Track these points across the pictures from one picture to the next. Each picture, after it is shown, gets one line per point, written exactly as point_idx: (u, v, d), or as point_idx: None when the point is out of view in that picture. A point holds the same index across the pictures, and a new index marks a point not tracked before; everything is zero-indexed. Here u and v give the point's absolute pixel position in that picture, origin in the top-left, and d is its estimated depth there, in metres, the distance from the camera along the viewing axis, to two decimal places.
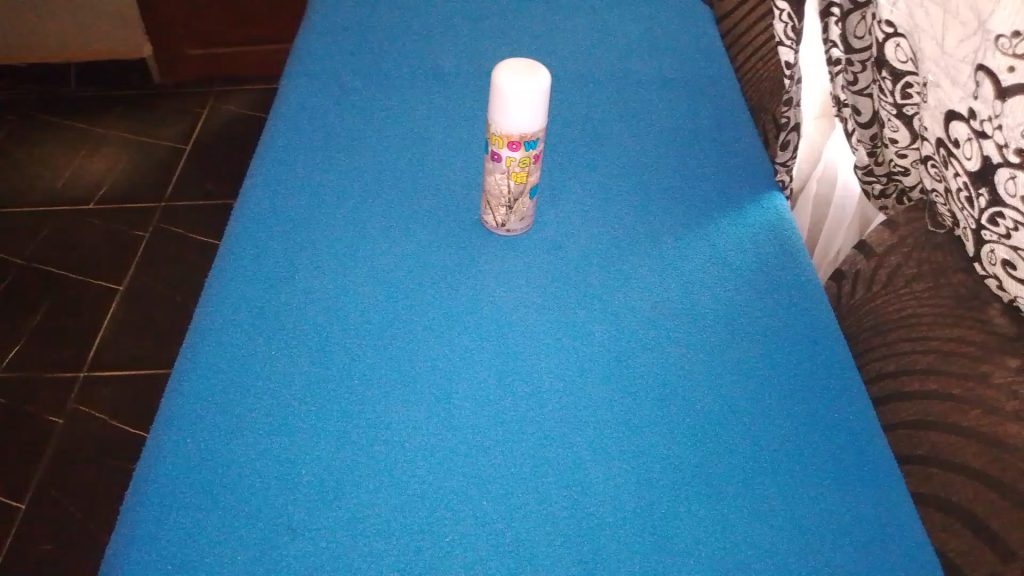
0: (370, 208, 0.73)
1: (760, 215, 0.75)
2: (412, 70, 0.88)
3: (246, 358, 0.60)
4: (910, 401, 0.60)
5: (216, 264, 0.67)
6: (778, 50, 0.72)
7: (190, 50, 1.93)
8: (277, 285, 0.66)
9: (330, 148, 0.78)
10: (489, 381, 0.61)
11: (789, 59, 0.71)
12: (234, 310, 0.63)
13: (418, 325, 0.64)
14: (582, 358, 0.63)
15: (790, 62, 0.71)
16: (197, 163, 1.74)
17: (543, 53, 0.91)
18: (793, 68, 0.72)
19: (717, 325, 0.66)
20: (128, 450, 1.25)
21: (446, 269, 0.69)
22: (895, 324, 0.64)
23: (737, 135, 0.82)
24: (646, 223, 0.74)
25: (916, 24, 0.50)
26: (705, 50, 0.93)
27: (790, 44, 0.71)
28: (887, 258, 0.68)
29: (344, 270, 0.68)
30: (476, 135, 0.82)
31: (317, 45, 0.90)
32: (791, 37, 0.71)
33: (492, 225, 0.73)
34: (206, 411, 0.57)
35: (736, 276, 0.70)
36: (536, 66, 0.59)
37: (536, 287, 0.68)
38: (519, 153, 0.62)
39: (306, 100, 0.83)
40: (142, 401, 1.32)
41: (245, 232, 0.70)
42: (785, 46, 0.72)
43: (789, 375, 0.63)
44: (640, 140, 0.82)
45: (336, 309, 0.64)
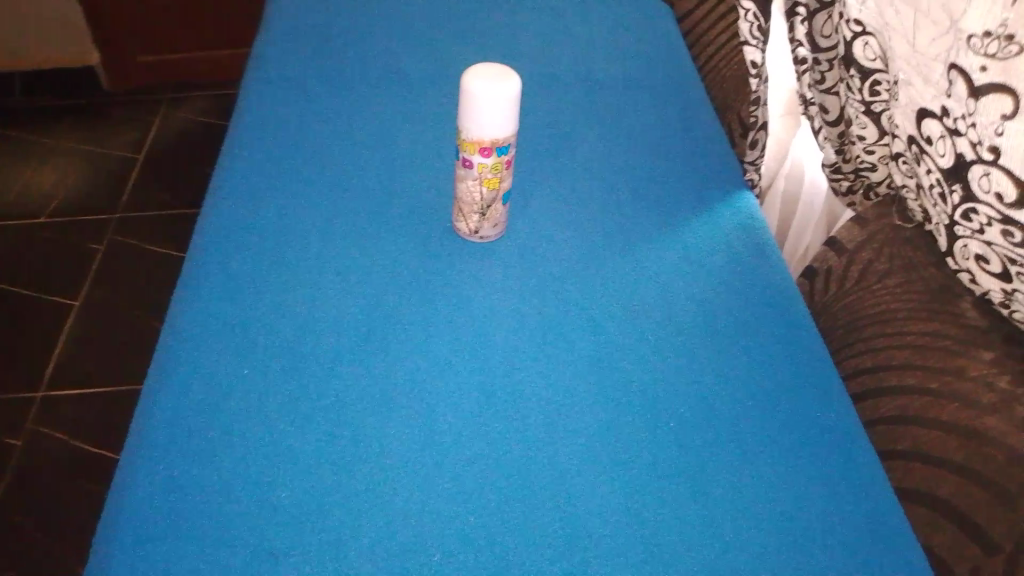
0: (340, 219, 0.72)
1: (731, 215, 0.75)
2: (377, 76, 0.87)
3: (218, 376, 0.58)
4: (889, 396, 0.61)
5: (183, 280, 0.65)
6: (744, 50, 0.72)
7: (140, 57, 1.89)
8: (248, 300, 0.64)
9: (296, 158, 0.77)
10: (470, 391, 0.60)
11: (756, 59, 0.71)
12: (203, 328, 0.61)
13: (396, 337, 0.63)
14: (563, 365, 0.62)
15: (757, 61, 0.71)
16: (153, 173, 1.70)
17: (509, 56, 0.90)
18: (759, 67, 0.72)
19: (697, 326, 0.66)
20: (96, 472, 1.21)
21: (421, 279, 0.68)
22: (870, 320, 0.65)
23: (705, 134, 0.82)
24: (620, 225, 0.74)
25: (886, 22, 0.50)
26: (668, 50, 0.93)
27: (756, 43, 0.71)
28: (858, 254, 0.69)
29: (316, 283, 0.66)
30: (444, 141, 0.81)
31: (279, 52, 0.88)
32: (757, 36, 0.71)
33: (464, 232, 0.72)
34: (178, 434, 0.55)
35: (711, 276, 0.70)
36: (506, 71, 0.59)
37: (514, 295, 0.67)
38: (491, 160, 0.61)
39: (269, 109, 0.81)
40: (108, 420, 1.28)
41: (212, 246, 0.68)
42: (751, 46, 0.71)
43: (769, 375, 0.63)
44: (609, 142, 0.81)
45: (311, 323, 0.63)
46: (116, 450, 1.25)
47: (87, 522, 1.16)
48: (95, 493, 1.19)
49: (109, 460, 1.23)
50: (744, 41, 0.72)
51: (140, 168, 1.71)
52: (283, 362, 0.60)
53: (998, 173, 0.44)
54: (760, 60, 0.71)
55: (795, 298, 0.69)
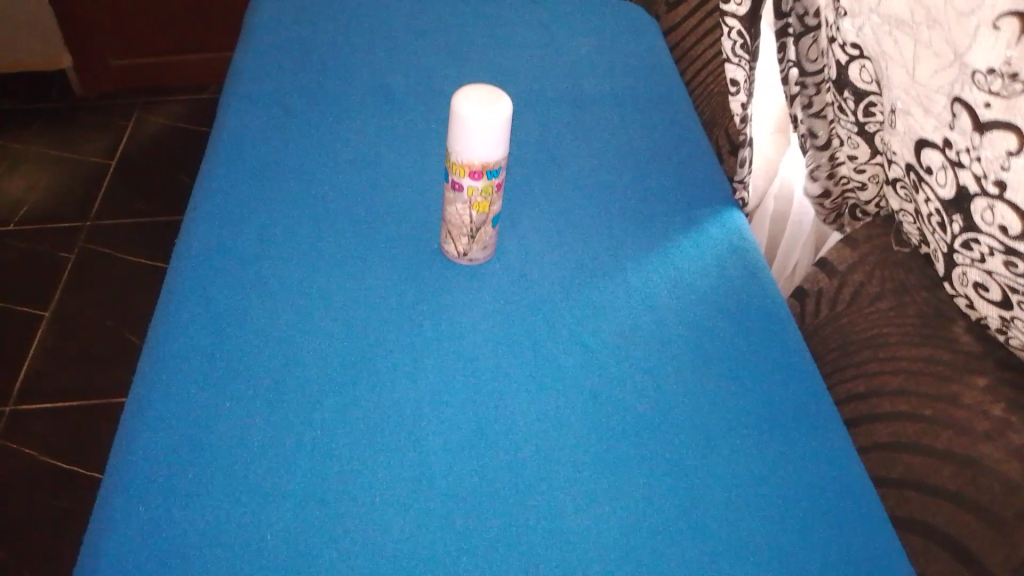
0: (325, 240, 0.70)
1: (721, 235, 0.74)
2: (359, 92, 0.85)
3: (200, 406, 0.56)
4: (882, 423, 0.60)
5: (162, 305, 0.63)
6: (725, 67, 0.68)
7: (113, 60, 1.85)
8: (228, 326, 0.62)
9: (278, 177, 0.75)
10: (459, 423, 0.58)
11: (737, 77, 0.68)
12: (183, 355, 0.59)
13: (382, 364, 0.61)
14: (554, 393, 0.61)
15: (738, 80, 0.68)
16: (126, 180, 1.66)
17: (494, 72, 0.89)
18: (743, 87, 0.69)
19: (689, 351, 0.65)
20: (77, 490, 1.19)
21: (409, 302, 0.66)
22: (863, 345, 0.64)
23: (693, 152, 0.82)
24: (610, 246, 0.73)
25: (883, 51, 0.50)
26: (654, 65, 0.92)
27: (738, 62, 0.67)
28: (850, 277, 0.68)
29: (299, 308, 0.64)
30: (429, 158, 0.79)
31: (258, 66, 0.86)
32: (740, 54, 0.67)
33: (452, 254, 0.70)
34: (157, 471, 0.52)
35: (702, 298, 0.69)
36: (497, 92, 0.57)
37: (502, 317, 0.66)
38: (481, 183, 0.59)
39: (249, 125, 0.79)
40: (87, 436, 1.25)
41: (192, 269, 0.65)
42: (733, 64, 0.68)
43: (762, 400, 0.62)
44: (598, 160, 0.80)
45: (294, 349, 0.61)
46: (98, 467, 1.22)
47: (68, 542, 1.13)
48: (76, 512, 1.16)
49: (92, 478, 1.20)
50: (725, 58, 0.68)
51: (113, 175, 1.67)
52: (266, 391, 0.58)
53: (1002, 207, 0.43)
54: (742, 79, 0.68)
55: (787, 320, 0.68)
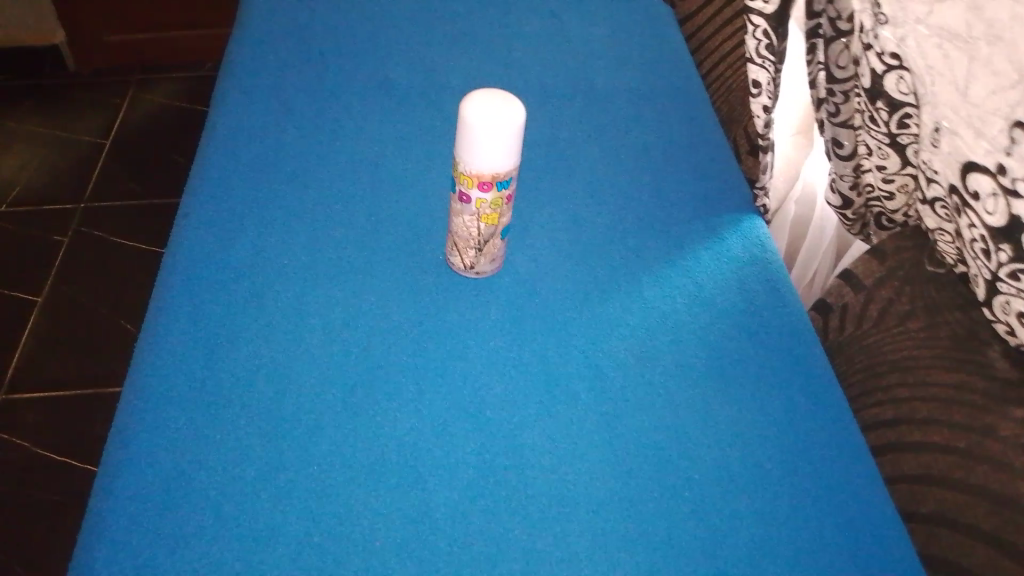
0: (323, 248, 0.66)
1: (742, 245, 0.70)
2: (361, 86, 0.81)
3: (189, 433, 0.53)
4: (910, 453, 0.57)
5: (149, 321, 0.59)
6: (747, 67, 0.63)
7: (106, 36, 1.78)
8: (221, 342, 0.58)
9: (274, 176, 0.71)
10: (464, 449, 0.55)
11: (758, 78, 0.62)
12: (173, 376, 0.56)
13: (382, 386, 0.57)
14: (565, 417, 0.57)
15: (758, 81, 0.62)
16: (121, 160, 1.62)
17: (503, 67, 0.85)
18: (764, 90, 0.63)
19: (708, 372, 0.61)
20: (72, 485, 1.16)
21: (410, 318, 0.62)
22: (891, 367, 0.61)
23: (711, 154, 0.78)
24: (624, 255, 0.69)
25: (929, 65, 0.46)
26: (670, 59, 0.88)
27: (762, 63, 0.61)
28: (877, 292, 0.64)
29: (294, 325, 0.60)
30: (433, 157, 0.75)
31: (254, 58, 0.82)
32: (764, 55, 0.61)
33: (458, 267, 0.66)
34: (142, 508, 0.49)
35: (722, 315, 0.65)
36: (510, 99, 0.53)
37: (511, 333, 0.62)
38: (491, 195, 0.56)
39: (245, 121, 0.75)
40: (81, 429, 1.22)
41: (181, 280, 0.62)
42: (756, 65, 0.62)
43: (784, 426, 0.59)
44: (611, 160, 0.76)
45: (289, 370, 0.57)
46: (93, 461, 1.19)
47: (63, 539, 1.10)
48: (70, 508, 1.13)
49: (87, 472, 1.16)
50: (748, 58, 0.62)
51: (107, 156, 1.62)
52: (259, 417, 0.54)
53: None
54: (764, 81, 0.62)
55: (811, 338, 0.64)
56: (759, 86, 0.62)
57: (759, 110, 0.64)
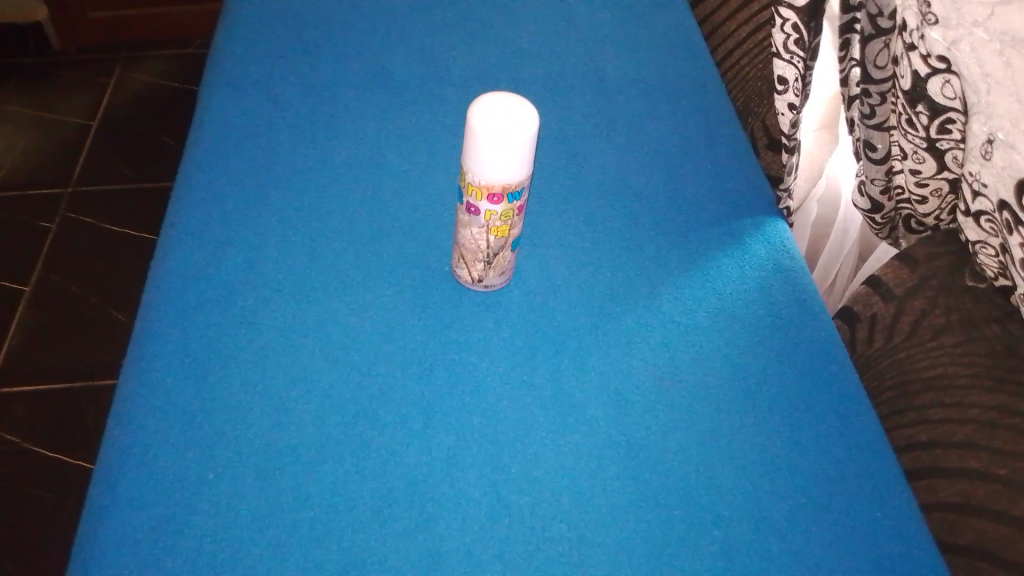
0: (320, 259, 0.62)
1: (764, 252, 0.66)
2: (357, 80, 0.76)
3: (179, 472, 0.49)
4: (946, 479, 0.54)
5: (135, 344, 0.55)
6: (772, 62, 0.59)
7: (93, 12, 1.71)
8: (213, 366, 0.54)
9: (268, 178, 0.67)
10: (474, 481, 0.51)
11: (785, 75, 0.58)
12: (162, 405, 0.52)
13: (386, 413, 0.54)
14: (581, 442, 0.54)
15: (786, 78, 0.58)
16: (109, 143, 1.57)
17: (507, 57, 0.80)
18: (791, 87, 0.59)
19: (732, 393, 0.57)
20: (65, 483, 1.12)
21: (415, 335, 0.58)
22: (925, 385, 0.57)
23: (729, 151, 0.73)
24: (640, 264, 0.65)
25: (985, 73, 0.43)
26: (685, 48, 0.83)
27: (790, 59, 0.57)
28: (909, 303, 0.61)
29: (290, 347, 0.56)
30: (436, 155, 0.71)
31: (244, 50, 0.77)
32: (793, 50, 0.57)
33: (465, 280, 0.62)
34: (130, 556, 0.46)
35: (745, 327, 0.61)
36: (523, 106, 0.49)
37: (521, 351, 0.58)
38: (501, 207, 0.52)
39: (235, 118, 0.71)
40: (73, 423, 1.18)
41: (167, 298, 0.58)
42: (784, 61, 0.58)
43: (812, 450, 0.55)
44: (624, 157, 0.72)
45: (283, 396, 0.53)
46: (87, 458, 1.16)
47: (57, 539, 1.07)
48: (64, 507, 1.10)
49: (81, 470, 1.13)
50: (775, 53, 0.58)
51: (95, 138, 1.57)
52: (253, 452, 0.51)
53: None
54: (792, 78, 0.58)
55: (839, 354, 0.60)
56: (786, 82, 0.58)
57: (784, 108, 0.60)
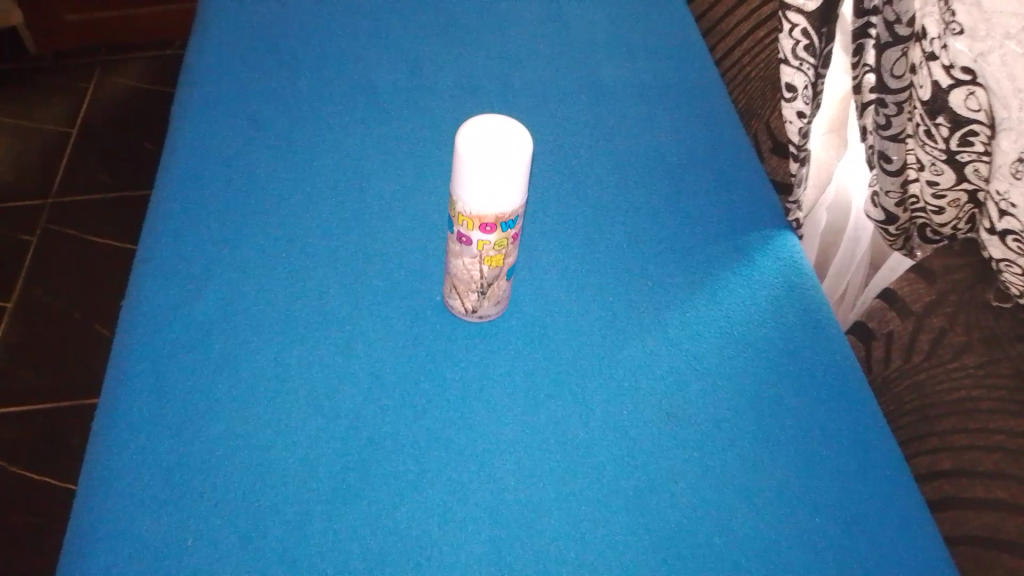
0: (303, 290, 0.58)
1: (773, 269, 0.63)
2: (338, 93, 0.72)
3: (149, 525, 0.45)
4: (972, 511, 0.51)
5: (107, 392, 0.51)
6: (779, 69, 0.55)
7: (68, 15, 1.66)
8: (186, 408, 0.50)
9: (245, 200, 0.63)
10: (472, 525, 0.48)
11: (794, 82, 0.54)
12: (130, 452, 0.48)
13: (379, 459, 0.50)
14: (585, 480, 0.50)
15: (794, 85, 0.54)
16: (89, 150, 1.52)
17: (496, 65, 0.76)
18: (800, 95, 0.55)
19: (748, 426, 0.54)
20: (51, 506, 1.08)
21: (406, 370, 0.54)
22: (947, 410, 0.54)
23: (732, 159, 0.70)
24: (644, 288, 0.61)
25: (1017, 87, 0.41)
26: (682, 50, 0.79)
27: (799, 66, 0.53)
28: (927, 319, 0.58)
29: (272, 391, 0.52)
30: (423, 172, 0.67)
31: (219, 64, 0.73)
32: (802, 56, 0.53)
33: (459, 310, 0.57)
34: None
35: (755, 350, 0.58)
36: (516, 129, 0.46)
37: (521, 387, 0.54)
38: (494, 236, 0.48)
39: (211, 137, 0.67)
40: (57, 442, 1.14)
41: (142, 338, 0.53)
42: (792, 68, 0.54)
43: (830, 482, 0.52)
44: (622, 170, 0.69)
45: (262, 439, 0.50)
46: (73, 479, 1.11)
47: (42, 564, 1.02)
48: (49, 531, 1.05)
49: (66, 491, 1.08)
50: (782, 59, 0.54)
51: (74, 146, 1.52)
52: (232, 501, 0.47)
53: None
54: (801, 85, 0.54)
55: (857, 380, 0.57)
56: (794, 90, 0.54)
57: (792, 116, 0.56)
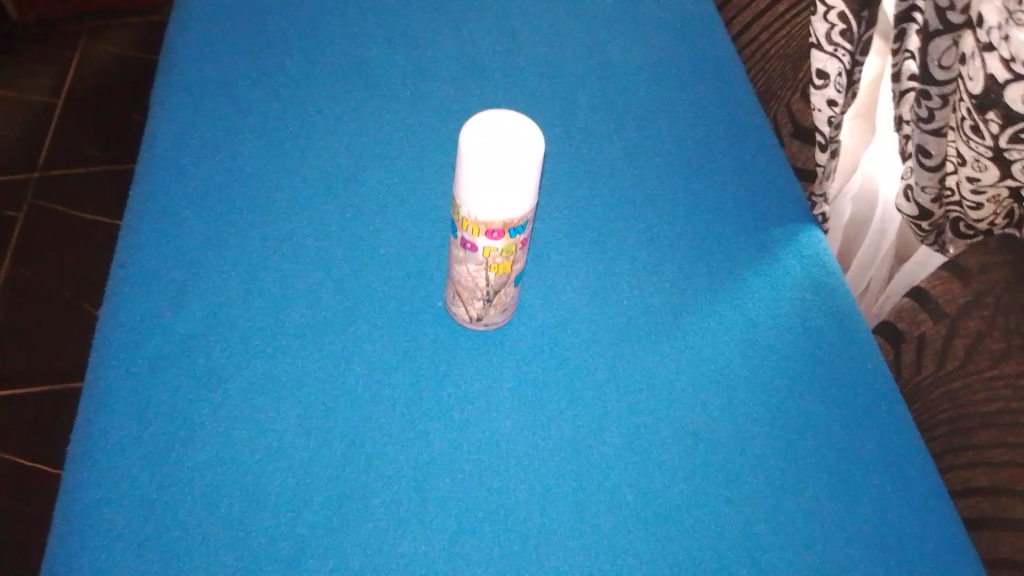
0: (293, 292, 0.53)
1: (798, 267, 0.59)
2: (329, 73, 0.67)
3: (135, 562, 0.42)
4: (1013, 532, 0.48)
5: (83, 415, 0.47)
6: (811, 54, 0.51)
7: None
8: (170, 431, 0.46)
9: (232, 193, 0.58)
10: (483, 554, 0.44)
11: (826, 68, 0.50)
12: (111, 482, 0.44)
13: (379, 484, 0.46)
14: (602, 502, 0.47)
15: (827, 71, 0.50)
16: (76, 121, 1.41)
17: (498, 44, 0.71)
18: (832, 84, 0.51)
19: (773, 444, 0.50)
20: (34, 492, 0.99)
21: (405, 382, 0.50)
22: (983, 422, 0.51)
23: (750, 147, 0.66)
24: (661, 289, 0.57)
25: None
26: (695, 28, 0.74)
27: (833, 52, 0.49)
28: (963, 324, 0.54)
29: (263, 408, 0.48)
30: (422, 161, 0.62)
31: (199, 45, 0.68)
32: (837, 41, 0.49)
33: (462, 317, 0.53)
34: None
35: (778, 358, 0.54)
36: (526, 128, 0.42)
37: (531, 398, 0.51)
38: (502, 242, 0.44)
39: (191, 125, 0.62)
40: (42, 420, 1.06)
41: (121, 353, 0.49)
42: (826, 54, 0.50)
43: (861, 502, 0.49)
44: (634, 160, 0.64)
45: (253, 462, 0.46)
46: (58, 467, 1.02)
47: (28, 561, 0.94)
48: (33, 525, 0.97)
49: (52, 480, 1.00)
50: (813, 44, 0.51)
51: (58, 117, 1.41)
52: (223, 532, 0.43)
53: None
54: (833, 72, 0.50)
55: (889, 392, 0.54)
56: (826, 77, 0.50)
57: (822, 105, 0.52)
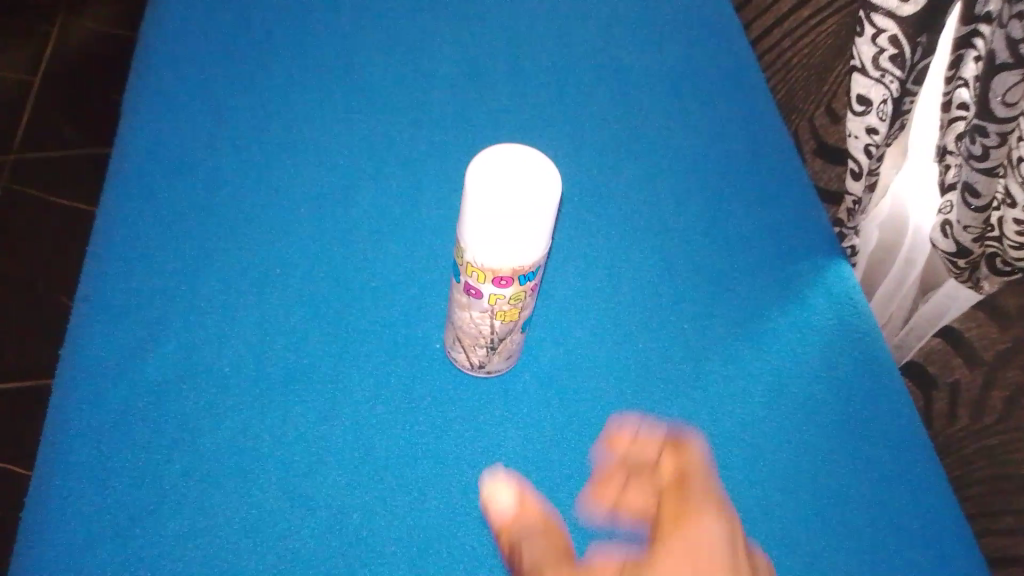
0: (275, 327, 0.49)
1: (825, 304, 0.54)
2: (318, 77, 0.62)
3: None
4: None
5: (37, 475, 0.42)
6: (854, 78, 0.51)
7: None
8: (136, 488, 0.42)
9: (211, 213, 0.53)
10: None
11: (870, 94, 0.50)
12: (70, 549, 0.39)
13: (371, 553, 0.41)
14: None
15: (871, 97, 0.51)
16: (53, 97, 1.26)
17: (503, 50, 0.66)
18: (875, 110, 0.51)
19: (805, 510, 0.46)
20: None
21: (400, 430, 0.46)
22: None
23: (771, 168, 0.61)
24: (679, 328, 0.52)
25: None
26: (712, 34, 0.69)
27: (880, 77, 0.49)
28: (1002, 374, 0.52)
29: (242, 463, 0.43)
30: (421, 179, 0.57)
31: (175, 43, 0.62)
32: (884, 66, 0.49)
33: (462, 361, 0.48)
34: None
35: (804, 405, 0.50)
36: (541, 166, 0.37)
37: (538, 449, 0.46)
38: (510, 290, 0.40)
39: (167, 135, 0.56)
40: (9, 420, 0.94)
41: (80, 402, 0.44)
42: (871, 79, 0.50)
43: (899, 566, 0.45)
44: (649, 184, 0.59)
45: (231, 522, 0.41)
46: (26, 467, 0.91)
47: None
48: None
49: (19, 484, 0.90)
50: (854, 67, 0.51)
51: (35, 92, 1.26)
52: None
53: None
54: (878, 99, 0.50)
55: (926, 450, 0.49)
56: (869, 102, 0.51)
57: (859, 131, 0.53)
